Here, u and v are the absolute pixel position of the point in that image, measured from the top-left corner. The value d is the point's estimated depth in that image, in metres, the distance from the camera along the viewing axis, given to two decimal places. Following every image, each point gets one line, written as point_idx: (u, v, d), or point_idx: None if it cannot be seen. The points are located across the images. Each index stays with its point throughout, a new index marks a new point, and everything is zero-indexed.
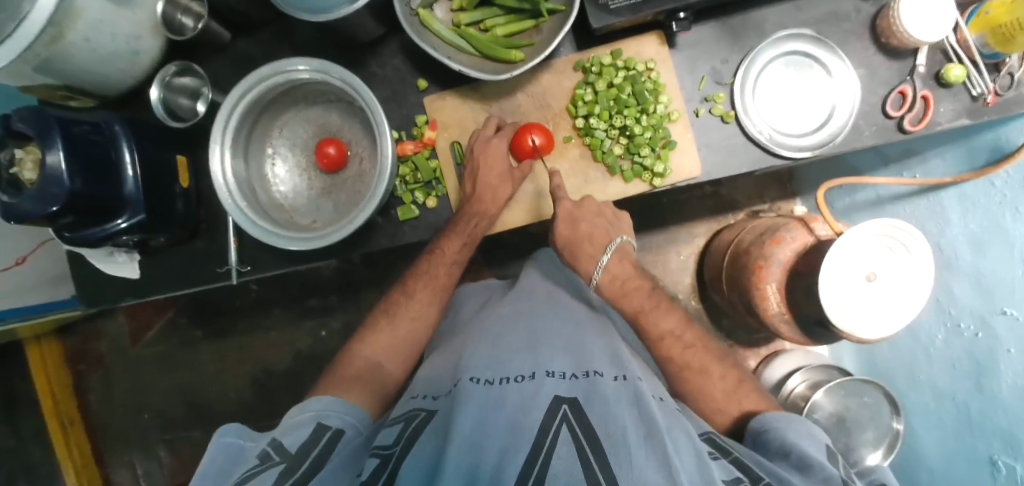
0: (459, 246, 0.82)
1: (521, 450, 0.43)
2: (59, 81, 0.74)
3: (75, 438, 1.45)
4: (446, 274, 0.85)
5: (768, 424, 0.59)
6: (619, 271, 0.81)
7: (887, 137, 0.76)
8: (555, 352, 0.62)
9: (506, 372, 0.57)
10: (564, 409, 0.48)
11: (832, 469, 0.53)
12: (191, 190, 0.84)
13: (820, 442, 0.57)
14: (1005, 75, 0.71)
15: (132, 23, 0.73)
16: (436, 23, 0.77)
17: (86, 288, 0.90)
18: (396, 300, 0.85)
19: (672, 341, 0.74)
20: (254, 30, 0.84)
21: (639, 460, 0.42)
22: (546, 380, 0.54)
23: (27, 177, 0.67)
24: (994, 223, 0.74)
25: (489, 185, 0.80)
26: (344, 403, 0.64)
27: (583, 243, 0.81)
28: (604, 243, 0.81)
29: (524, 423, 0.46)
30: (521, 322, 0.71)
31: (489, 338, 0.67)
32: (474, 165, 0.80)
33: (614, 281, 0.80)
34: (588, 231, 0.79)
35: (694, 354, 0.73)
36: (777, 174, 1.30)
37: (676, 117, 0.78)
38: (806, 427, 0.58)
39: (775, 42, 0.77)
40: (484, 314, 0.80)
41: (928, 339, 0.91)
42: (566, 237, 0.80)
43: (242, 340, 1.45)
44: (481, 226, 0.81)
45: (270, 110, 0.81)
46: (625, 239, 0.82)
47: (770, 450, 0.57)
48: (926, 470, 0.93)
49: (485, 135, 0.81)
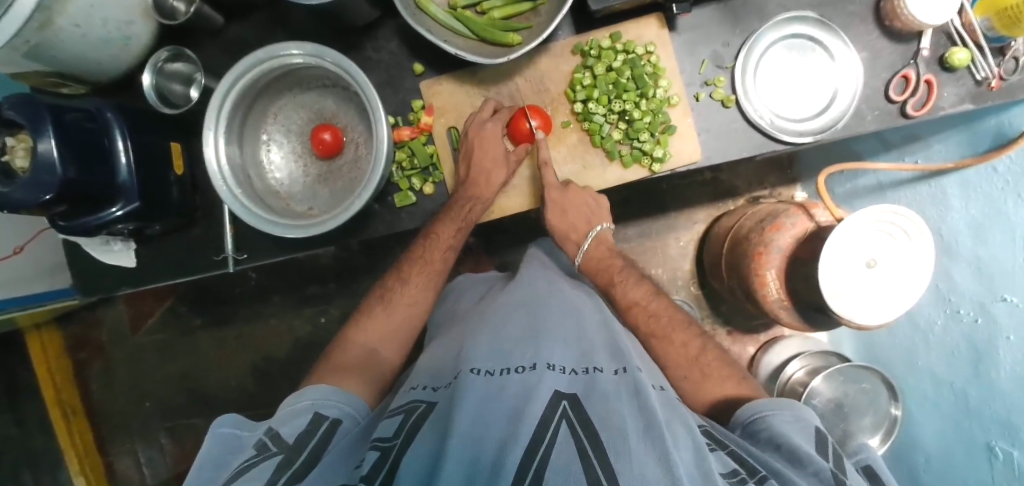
0: (454, 231, 0.81)
1: (521, 441, 0.43)
2: (50, 68, 0.72)
3: (77, 425, 1.46)
4: (441, 260, 0.84)
5: (759, 415, 0.59)
6: (599, 253, 0.86)
7: (889, 122, 0.75)
8: (554, 341, 0.62)
9: (505, 363, 0.57)
10: (564, 404, 0.48)
11: (823, 461, 0.51)
12: (186, 178, 0.84)
13: (809, 429, 0.56)
14: (1010, 59, 0.70)
15: (122, 8, 0.72)
16: (432, 6, 0.76)
17: (83, 277, 0.89)
18: (392, 286, 0.84)
19: (639, 310, 0.79)
20: (247, 14, 0.83)
21: (639, 455, 0.42)
22: (546, 372, 0.54)
23: (19, 165, 0.67)
24: (996, 209, 0.74)
25: (484, 169, 0.79)
26: (342, 392, 0.64)
27: (568, 231, 0.84)
28: (586, 231, 0.85)
29: (523, 414, 0.46)
30: (521, 312, 0.71)
31: (489, 329, 0.67)
32: (469, 148, 0.79)
33: (592, 262, 0.86)
34: (574, 221, 0.83)
35: (657, 322, 0.77)
36: (778, 159, 1.29)
37: (675, 101, 0.77)
38: (795, 416, 0.58)
39: (778, 25, 0.75)
40: (484, 304, 0.80)
41: (927, 325, 0.91)
42: (558, 222, 0.82)
43: (241, 327, 1.46)
44: (475, 211, 0.80)
45: (265, 96, 0.80)
46: (604, 226, 0.86)
47: (760, 440, 0.57)
48: (923, 455, 0.94)
49: (480, 118, 0.80)
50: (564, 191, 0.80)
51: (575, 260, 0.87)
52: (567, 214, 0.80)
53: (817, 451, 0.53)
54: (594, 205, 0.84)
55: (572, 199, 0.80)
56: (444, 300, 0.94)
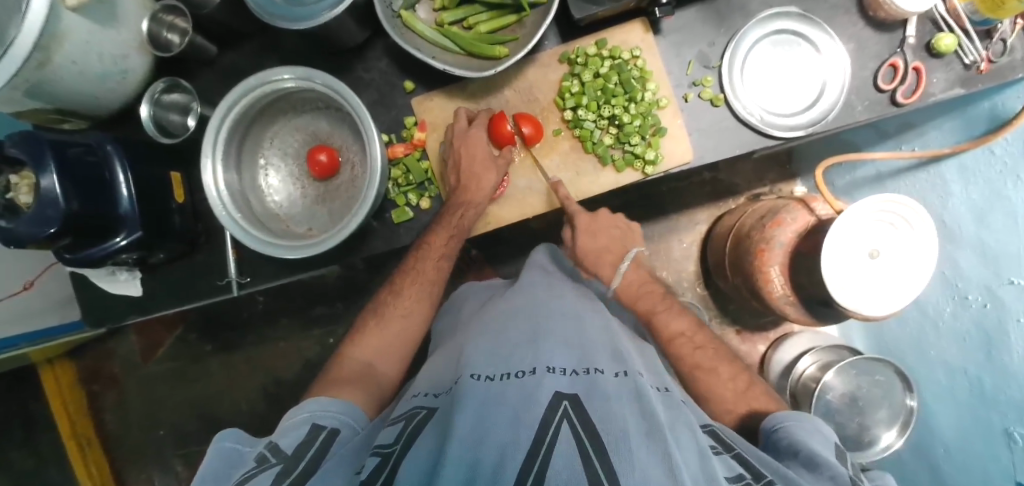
0: (447, 239, 0.81)
1: (522, 446, 0.42)
2: (49, 105, 0.74)
3: (94, 457, 1.47)
4: (434, 269, 0.83)
5: (779, 423, 0.61)
6: (637, 276, 0.87)
7: (880, 111, 0.75)
8: (554, 342, 0.62)
9: (506, 368, 0.56)
10: (565, 404, 0.48)
11: (841, 467, 0.52)
12: (187, 205, 0.85)
13: (829, 440, 0.57)
14: (997, 42, 0.70)
15: (118, 42, 0.74)
16: (419, 23, 0.77)
17: (93, 309, 0.90)
18: (386, 300, 0.85)
19: (684, 341, 0.78)
20: (240, 42, 0.85)
21: (640, 456, 0.42)
22: (546, 375, 0.53)
23: (23, 201, 0.69)
24: (996, 192, 0.73)
25: (473, 174, 0.78)
26: (340, 402, 0.65)
27: (602, 253, 0.87)
28: (622, 252, 0.87)
29: (524, 417, 0.46)
30: (520, 316, 0.71)
31: (489, 335, 0.66)
32: (456, 157, 0.80)
33: (631, 285, 0.86)
34: (606, 243, 0.87)
35: (704, 354, 0.76)
36: (776, 155, 1.29)
37: (665, 103, 0.77)
38: (815, 426, 0.59)
39: (760, 22, 0.76)
40: (484, 310, 0.80)
41: (936, 313, 0.90)
42: (591, 250, 0.87)
43: (251, 351, 1.46)
44: (468, 216, 0.80)
45: (260, 121, 0.82)
46: (639, 252, 0.89)
47: (780, 449, 0.58)
48: (942, 445, 0.92)
49: (459, 128, 0.80)
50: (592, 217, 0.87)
51: (613, 282, 0.86)
52: (598, 233, 0.86)
53: (836, 458, 0.54)
54: (624, 228, 0.91)
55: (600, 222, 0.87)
56: (447, 311, 0.93)
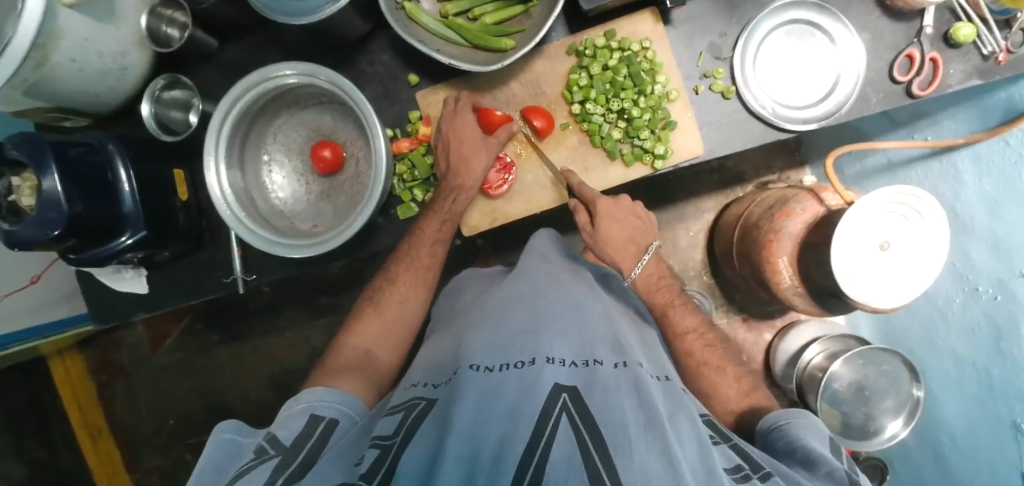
0: (440, 224, 0.80)
1: (521, 439, 0.42)
2: (49, 103, 0.73)
3: (105, 444, 1.52)
4: (423, 262, 0.81)
5: (773, 423, 0.61)
6: (657, 269, 0.86)
7: (895, 103, 0.73)
8: (554, 331, 0.61)
9: (505, 359, 0.55)
10: (564, 397, 0.47)
11: (837, 462, 0.53)
12: (190, 203, 0.84)
13: (823, 434, 0.58)
14: (1017, 31, 0.68)
15: (116, 38, 0.72)
16: (423, 16, 0.75)
17: (99, 304, 0.91)
18: (377, 294, 0.84)
19: (694, 338, 0.78)
20: (241, 35, 0.83)
21: (639, 449, 0.42)
22: (546, 366, 0.52)
23: (26, 203, 0.69)
24: (1010, 183, 0.72)
25: (462, 158, 0.78)
26: (338, 393, 0.65)
27: (625, 243, 0.85)
28: (644, 246, 0.86)
29: (524, 409, 0.45)
30: (522, 301, 0.69)
31: (488, 322, 0.65)
32: (446, 141, 0.79)
33: (651, 278, 0.85)
34: (628, 233, 0.85)
35: (712, 352, 0.76)
36: (784, 142, 1.27)
37: (675, 96, 0.76)
38: (809, 422, 0.59)
39: (774, 11, 0.74)
40: (483, 297, 0.79)
41: (946, 305, 0.90)
42: (611, 236, 0.84)
43: (258, 342, 1.47)
44: (459, 202, 0.80)
45: (262, 117, 0.80)
46: (659, 245, 0.87)
47: (777, 449, 0.58)
48: (947, 435, 0.92)
49: (449, 112, 0.79)
50: (615, 203, 0.84)
51: (632, 273, 0.85)
52: (620, 221, 0.84)
53: (832, 452, 0.55)
54: (643, 221, 0.88)
55: (621, 211, 0.85)
56: (446, 297, 0.93)
